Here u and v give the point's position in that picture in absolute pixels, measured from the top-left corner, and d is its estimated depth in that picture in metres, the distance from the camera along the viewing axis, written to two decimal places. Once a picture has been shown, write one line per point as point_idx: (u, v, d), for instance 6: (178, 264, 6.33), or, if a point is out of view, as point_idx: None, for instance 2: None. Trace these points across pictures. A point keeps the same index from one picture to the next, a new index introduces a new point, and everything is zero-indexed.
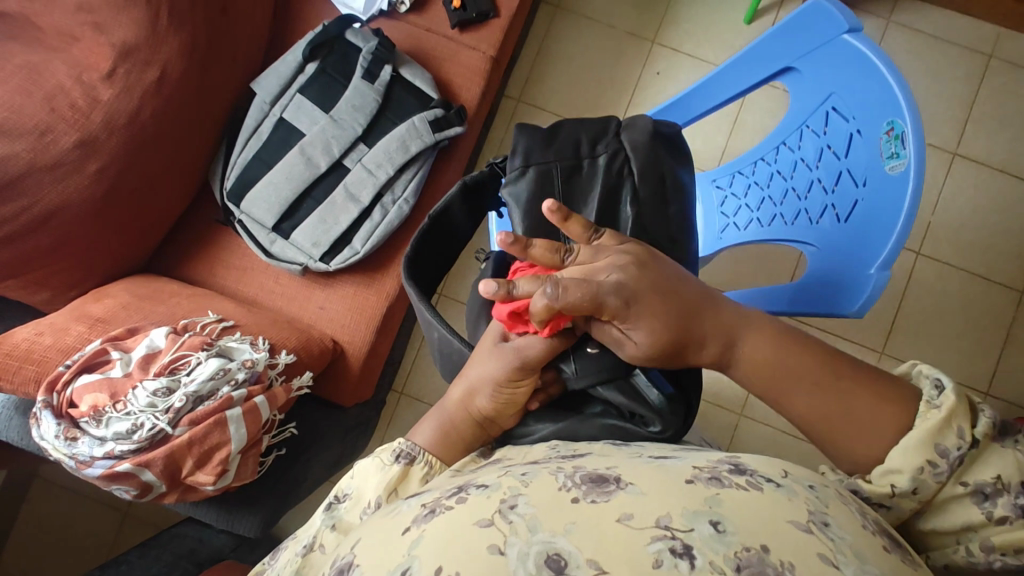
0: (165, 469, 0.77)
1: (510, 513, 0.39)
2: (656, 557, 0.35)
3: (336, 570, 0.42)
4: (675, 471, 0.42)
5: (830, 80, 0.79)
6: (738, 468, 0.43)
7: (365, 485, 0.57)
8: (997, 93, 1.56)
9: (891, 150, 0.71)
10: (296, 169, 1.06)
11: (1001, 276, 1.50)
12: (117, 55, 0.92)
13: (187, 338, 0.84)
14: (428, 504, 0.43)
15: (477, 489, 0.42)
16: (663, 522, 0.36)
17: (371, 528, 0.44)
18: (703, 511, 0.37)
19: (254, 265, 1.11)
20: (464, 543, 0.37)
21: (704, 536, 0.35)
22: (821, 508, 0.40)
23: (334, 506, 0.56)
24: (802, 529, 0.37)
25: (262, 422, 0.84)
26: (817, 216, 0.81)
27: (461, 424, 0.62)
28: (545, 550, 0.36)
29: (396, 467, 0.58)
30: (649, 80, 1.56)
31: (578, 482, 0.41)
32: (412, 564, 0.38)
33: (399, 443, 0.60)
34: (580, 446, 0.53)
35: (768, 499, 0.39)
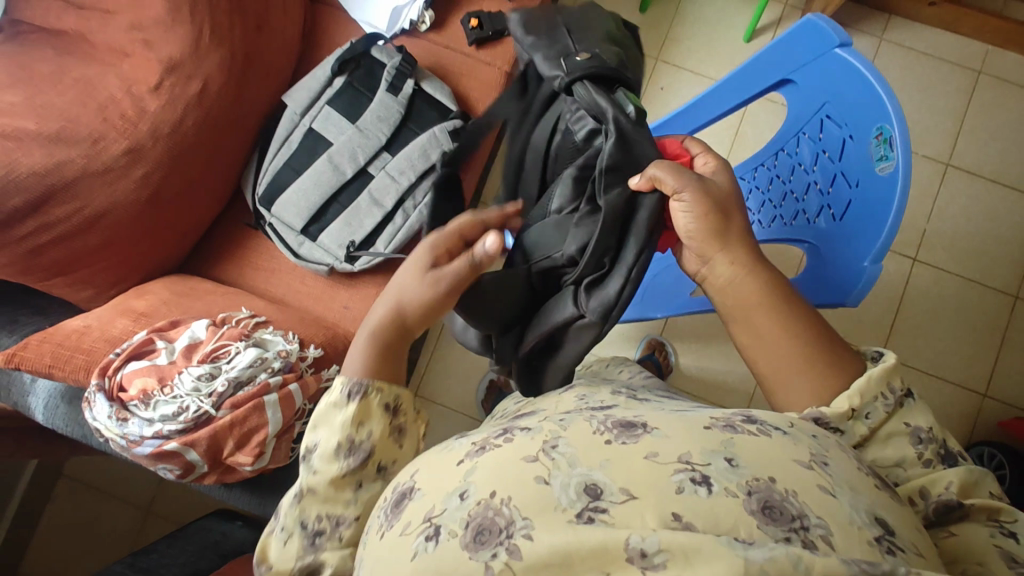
0: (208, 449, 0.82)
1: (552, 451, 0.45)
2: (679, 485, 0.40)
3: (398, 492, 0.51)
4: (694, 420, 0.47)
5: (825, 90, 0.84)
6: (751, 419, 0.48)
7: (330, 431, 0.59)
8: (986, 107, 1.63)
9: (880, 153, 0.76)
10: (324, 175, 1.13)
11: (995, 281, 1.56)
12: (164, 69, 0.99)
13: (226, 329, 0.91)
14: (477, 442, 0.50)
15: (522, 432, 0.49)
16: (685, 457, 0.42)
17: (427, 459, 0.52)
18: (719, 450, 0.43)
19: (282, 266, 1.18)
20: (514, 471, 0.44)
21: (720, 469, 0.41)
22: (821, 451, 0.46)
23: (308, 455, 0.59)
24: (804, 466, 0.43)
25: (296, 409, 0.89)
26: (814, 216, 0.87)
27: (389, 338, 0.66)
28: (583, 481, 0.42)
29: (352, 404, 0.59)
30: (653, 95, 1.64)
31: (609, 427, 0.47)
32: (468, 488, 0.45)
33: (344, 382, 0.60)
34: (606, 398, 0.60)
35: (778, 443, 0.44)
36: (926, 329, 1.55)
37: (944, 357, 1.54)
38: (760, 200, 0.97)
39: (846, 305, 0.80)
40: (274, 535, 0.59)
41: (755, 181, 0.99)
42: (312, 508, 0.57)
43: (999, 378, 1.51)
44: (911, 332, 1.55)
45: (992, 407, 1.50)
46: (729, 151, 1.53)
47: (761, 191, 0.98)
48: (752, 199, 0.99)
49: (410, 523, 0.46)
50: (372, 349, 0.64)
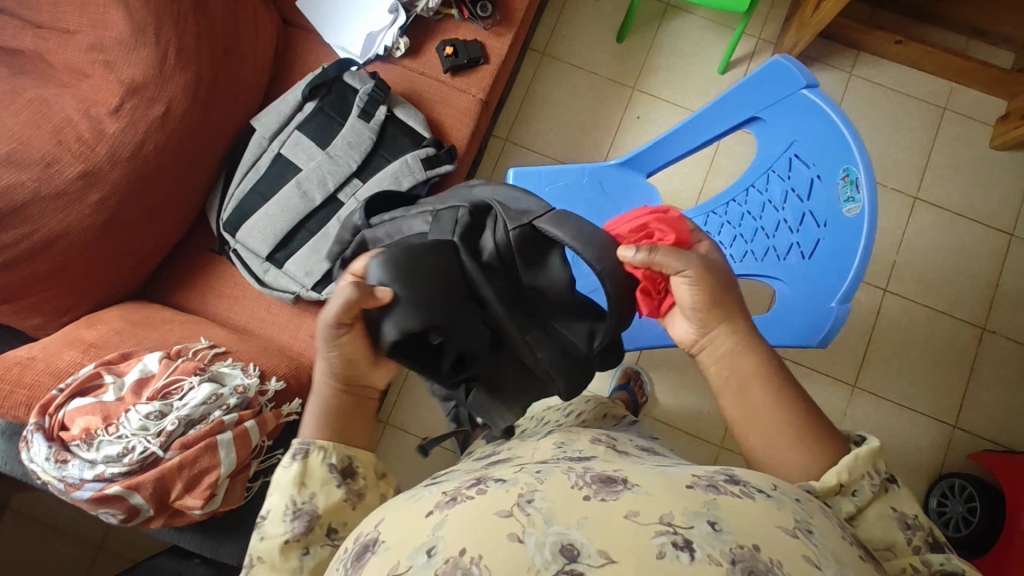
0: (154, 493, 0.77)
1: (528, 506, 0.45)
2: (660, 549, 0.41)
3: (361, 543, 0.49)
4: (676, 477, 0.48)
5: (793, 128, 0.85)
6: (733, 478, 0.49)
7: (276, 496, 0.59)
8: (951, 142, 1.68)
9: (847, 195, 0.77)
10: (292, 202, 1.10)
11: (962, 312, 1.58)
12: (125, 91, 0.96)
13: (180, 363, 0.86)
14: (447, 492, 0.50)
15: (496, 483, 0.49)
16: (666, 519, 0.42)
17: (394, 506, 0.52)
18: (702, 512, 0.43)
19: (247, 293, 1.14)
20: (486, 527, 0.43)
21: (703, 533, 0.41)
22: (805, 517, 0.46)
23: (260, 523, 0.60)
24: (789, 533, 0.43)
25: (251, 448, 0.85)
26: (784, 253, 0.86)
27: (340, 402, 0.67)
28: (559, 540, 0.42)
29: (294, 465, 0.60)
30: (629, 124, 1.65)
31: (589, 482, 0.47)
32: (437, 543, 0.44)
33: (290, 444, 0.62)
34: (585, 448, 0.61)
35: (762, 508, 0.45)
36: (896, 360, 1.57)
37: (913, 386, 1.55)
38: (731, 236, 0.94)
39: (814, 347, 0.79)
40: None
41: (727, 217, 0.96)
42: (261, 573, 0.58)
43: (969, 409, 1.53)
44: (882, 362, 1.57)
45: (962, 439, 1.51)
46: (703, 181, 1.55)
47: (731, 227, 0.95)
48: (722, 234, 0.96)
49: None
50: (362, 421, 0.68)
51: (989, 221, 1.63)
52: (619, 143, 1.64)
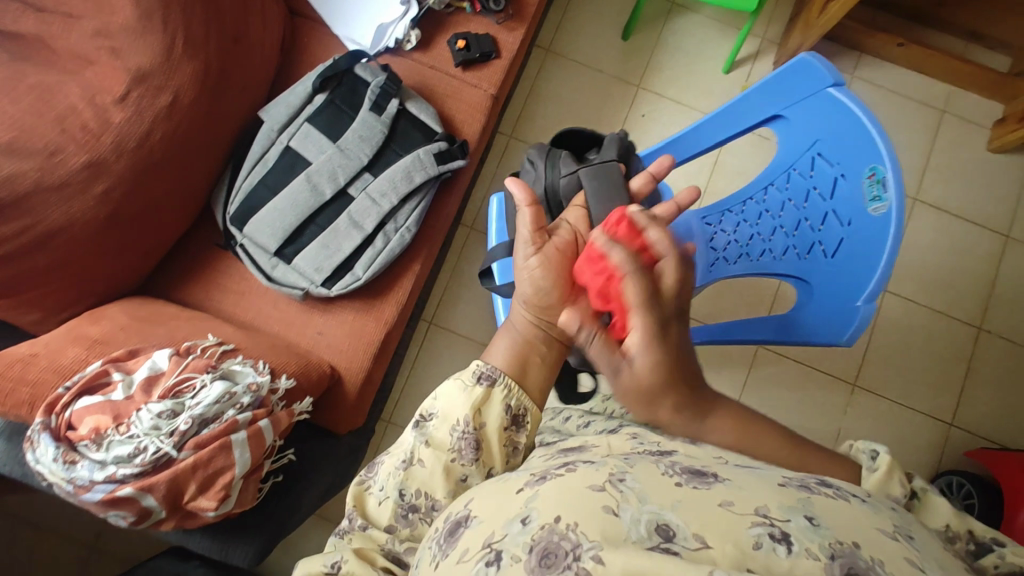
0: (166, 494, 0.74)
1: (620, 485, 0.47)
2: (757, 539, 0.42)
3: (452, 520, 0.52)
4: (768, 478, 0.49)
5: (818, 127, 0.84)
6: (826, 483, 0.50)
7: (452, 406, 0.62)
8: (949, 144, 1.70)
9: (873, 193, 0.78)
10: (301, 196, 1.08)
11: (960, 312, 1.61)
12: (131, 79, 0.93)
13: (191, 360, 0.84)
14: (536, 472, 0.53)
15: (586, 464, 0.52)
16: (762, 511, 0.44)
17: (482, 488, 0.54)
18: (797, 508, 0.44)
19: (252, 289, 1.12)
20: (582, 498, 0.46)
21: (800, 526, 0.42)
22: (904, 524, 0.46)
23: (422, 423, 0.63)
24: (888, 535, 0.44)
25: (265, 448, 0.83)
26: (805, 252, 0.87)
27: (529, 335, 0.70)
28: (654, 520, 0.44)
29: (478, 387, 0.62)
30: (634, 122, 1.65)
31: (679, 472, 0.50)
32: (530, 513, 0.47)
33: (477, 367, 0.65)
34: (661, 440, 0.60)
35: (858, 510, 0.46)
36: (895, 359, 1.59)
37: (910, 385, 1.57)
38: (748, 235, 0.94)
39: (840, 346, 0.80)
40: (369, 498, 0.61)
41: (743, 216, 0.95)
42: (417, 478, 0.59)
43: (965, 407, 1.55)
44: (882, 361, 1.58)
45: (959, 437, 1.54)
46: (708, 180, 1.55)
47: (747, 226, 0.94)
48: (737, 233, 0.95)
49: (468, 548, 0.47)
50: (516, 351, 0.68)
51: (985, 223, 1.65)
52: None
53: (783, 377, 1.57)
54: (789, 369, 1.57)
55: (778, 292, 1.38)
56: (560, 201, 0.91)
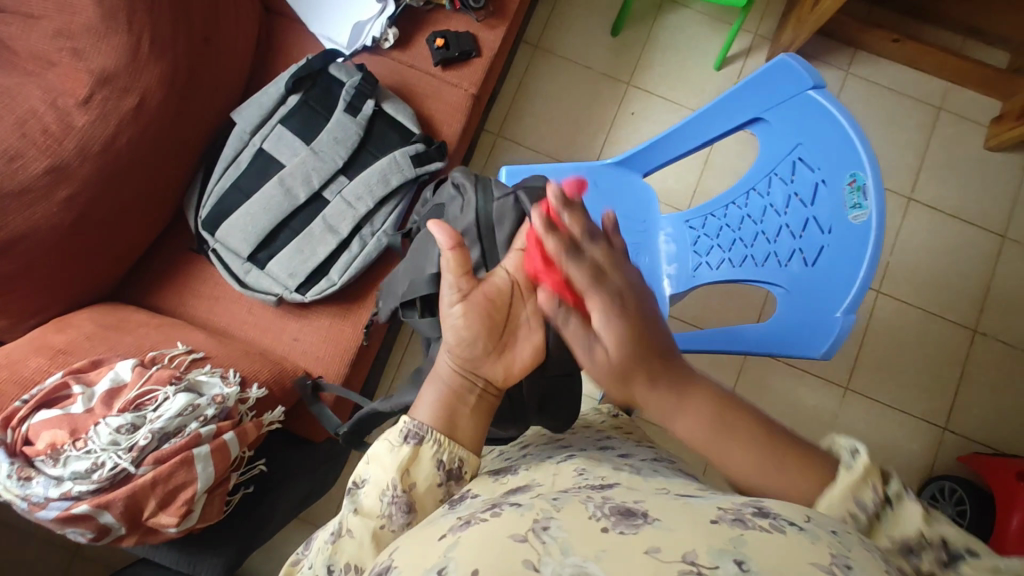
0: (125, 511, 0.73)
1: (542, 534, 0.44)
2: None
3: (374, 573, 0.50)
4: (702, 512, 0.45)
5: (797, 131, 0.82)
6: (763, 511, 0.45)
7: (379, 468, 0.61)
8: (945, 142, 1.67)
9: (853, 200, 0.75)
10: (274, 200, 1.05)
11: (954, 314, 1.58)
12: (95, 81, 0.91)
13: (154, 372, 0.82)
14: (462, 518, 0.51)
15: (511, 508, 0.49)
16: (689, 557, 0.39)
17: (408, 537, 0.52)
18: (727, 550, 0.40)
19: (226, 294, 1.10)
20: (499, 549, 0.43)
21: (726, 572, 0.38)
22: (844, 551, 0.41)
23: (355, 490, 0.62)
24: (825, 571, 0.39)
25: (230, 460, 0.81)
26: (786, 259, 0.84)
27: (459, 386, 0.66)
28: (575, 573, 0.40)
29: (405, 448, 0.61)
30: (623, 120, 1.61)
31: (608, 513, 0.46)
32: (446, 566, 0.44)
33: (406, 424, 0.63)
34: (607, 474, 0.59)
35: (794, 541, 0.41)
36: (888, 361, 1.56)
37: (903, 387, 1.55)
38: (730, 239, 0.93)
39: (817, 358, 0.77)
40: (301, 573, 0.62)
41: (726, 220, 0.93)
42: (348, 550, 0.59)
43: (959, 410, 1.53)
44: (875, 363, 1.56)
45: (952, 441, 1.51)
46: (698, 180, 1.53)
47: (730, 230, 0.92)
48: (721, 237, 0.94)
49: None
50: (442, 403, 0.65)
51: (981, 223, 1.62)
52: (613, 139, 1.61)
53: (774, 380, 1.54)
54: (780, 372, 1.55)
55: (767, 298, 1.35)
56: (493, 227, 0.88)
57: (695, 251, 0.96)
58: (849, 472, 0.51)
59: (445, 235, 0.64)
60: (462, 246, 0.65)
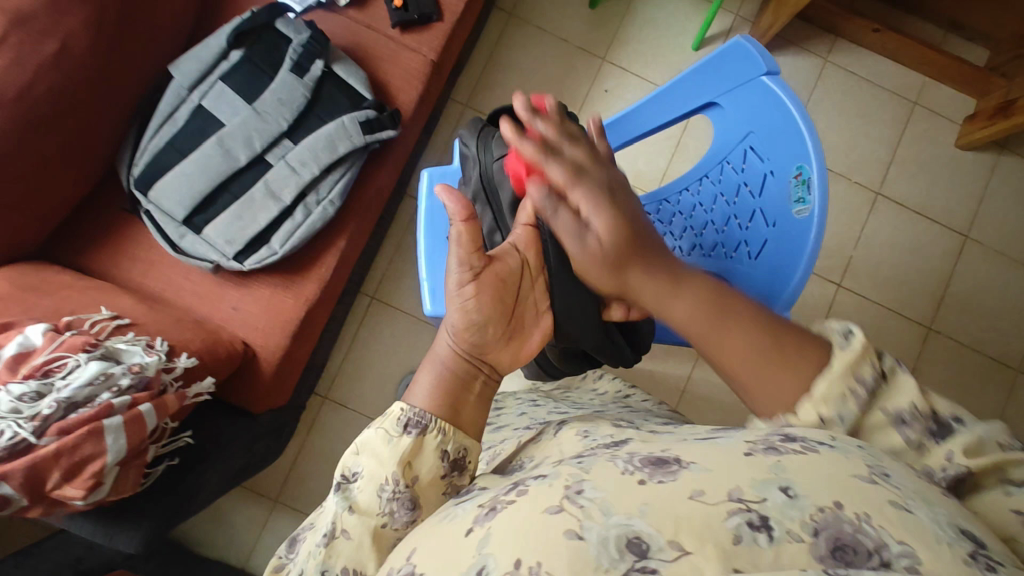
0: (25, 482, 0.69)
1: (579, 498, 0.43)
2: (735, 532, 0.37)
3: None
4: (730, 447, 0.45)
5: (748, 117, 0.78)
6: (789, 437, 0.45)
7: (377, 460, 0.59)
8: (917, 138, 1.65)
9: (798, 194, 0.71)
10: (212, 161, 1.00)
11: (911, 311, 1.59)
12: (9, 21, 0.86)
13: (67, 338, 0.78)
14: (484, 505, 0.49)
15: (536, 482, 0.48)
16: (735, 494, 0.39)
17: (426, 532, 0.51)
18: (772, 480, 0.40)
19: (161, 259, 1.05)
20: (539, 531, 0.42)
21: (778, 504, 0.38)
22: (878, 462, 0.43)
23: (348, 486, 0.59)
24: (867, 481, 0.40)
25: (147, 432, 0.78)
26: (732, 250, 0.82)
27: (457, 369, 0.66)
28: (624, 534, 0.40)
29: (405, 438, 0.59)
30: (596, 97, 1.57)
31: (639, 466, 0.45)
32: (486, 559, 0.43)
33: (402, 413, 0.60)
34: (613, 432, 0.59)
35: (832, 461, 0.41)
36: None
37: None
38: (683, 227, 0.92)
39: None
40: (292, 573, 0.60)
41: (680, 207, 0.93)
42: (343, 549, 0.57)
43: None
44: None
45: None
46: (668, 163, 1.50)
47: (683, 217, 0.92)
48: (673, 225, 0.93)
49: None
50: (438, 387, 0.64)
51: (945, 222, 1.62)
52: (584, 116, 1.56)
53: None
54: None
55: None
56: (498, 187, 0.80)
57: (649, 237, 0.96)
58: (845, 353, 0.52)
59: (457, 206, 0.64)
60: (474, 220, 0.65)
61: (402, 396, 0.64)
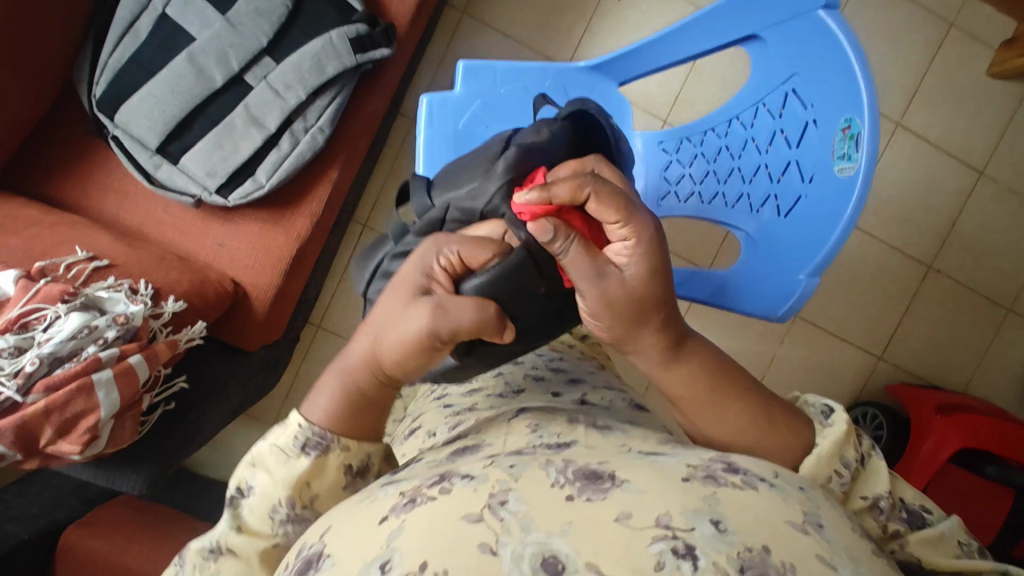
0: (17, 439, 0.68)
1: (500, 510, 0.37)
2: (658, 559, 0.33)
3: (304, 558, 0.41)
4: (668, 468, 0.40)
5: (794, 58, 0.71)
6: (733, 467, 0.41)
7: (270, 481, 0.50)
8: (948, 64, 1.54)
9: (843, 150, 0.67)
10: (184, 82, 0.89)
11: (914, 250, 1.56)
12: None
13: (42, 287, 0.73)
14: (407, 493, 0.42)
15: (463, 481, 0.40)
16: (663, 521, 0.35)
17: (346, 511, 0.43)
18: (703, 510, 0.36)
19: (136, 190, 0.96)
20: (453, 539, 0.36)
21: (706, 536, 0.34)
22: (814, 509, 0.39)
23: (237, 498, 0.51)
24: (799, 530, 0.37)
25: (140, 384, 0.75)
26: (758, 205, 0.77)
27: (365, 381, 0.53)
28: (540, 552, 0.34)
29: (302, 460, 0.50)
30: (609, 6, 1.39)
31: (571, 478, 0.39)
32: (392, 556, 0.36)
33: (302, 430, 0.51)
34: (563, 431, 0.54)
35: (766, 500, 0.38)
36: (840, 293, 1.57)
37: (850, 318, 1.57)
38: (703, 171, 0.83)
39: (775, 320, 0.73)
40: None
41: (701, 148, 0.83)
42: (228, 570, 0.51)
43: (897, 343, 1.58)
44: (827, 294, 1.57)
45: (884, 370, 1.58)
46: (682, 86, 1.39)
47: (704, 160, 0.83)
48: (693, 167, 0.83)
49: None
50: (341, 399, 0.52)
51: (962, 157, 1.56)
52: (596, 28, 1.40)
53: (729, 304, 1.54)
54: None
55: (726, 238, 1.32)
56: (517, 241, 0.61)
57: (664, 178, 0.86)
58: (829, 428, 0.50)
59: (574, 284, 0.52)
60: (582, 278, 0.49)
61: (301, 404, 0.53)
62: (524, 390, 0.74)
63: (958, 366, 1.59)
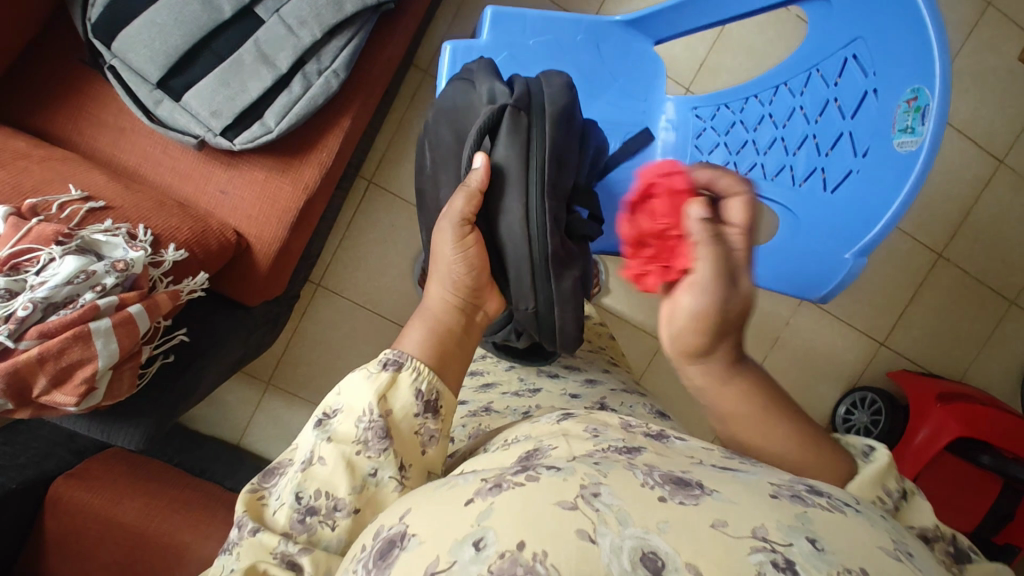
0: (8, 388, 0.63)
1: (595, 501, 0.35)
2: (758, 570, 0.31)
3: (383, 539, 0.39)
4: (754, 484, 0.38)
5: (859, 19, 0.66)
6: (815, 490, 0.39)
7: (355, 397, 0.51)
8: (981, 47, 1.49)
9: (906, 123, 0.63)
10: (190, 10, 0.82)
11: (928, 237, 1.54)
12: None
13: (34, 227, 0.68)
14: (489, 480, 0.40)
15: (549, 470, 0.39)
16: (760, 532, 0.33)
17: (424, 495, 0.41)
18: (797, 526, 0.34)
19: (134, 127, 0.90)
20: (545, 519, 0.34)
21: (806, 552, 0.32)
22: (901, 538, 0.37)
23: (326, 421, 0.52)
24: (892, 556, 0.34)
25: (139, 335, 0.71)
26: (801, 177, 0.74)
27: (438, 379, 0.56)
28: (638, 546, 0.33)
29: (383, 374, 0.52)
30: None
31: (661, 481, 0.37)
32: (485, 533, 0.34)
33: (385, 353, 0.54)
34: (625, 434, 0.49)
35: (855, 524, 0.36)
36: None
37: (856, 302, 1.55)
38: (741, 140, 0.79)
39: (814, 300, 0.71)
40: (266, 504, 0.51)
41: (742, 115, 0.79)
42: (317, 476, 0.49)
43: (899, 330, 1.57)
44: None
45: (885, 356, 1.58)
46: (709, 52, 1.32)
47: (744, 128, 0.79)
48: (730, 135, 0.80)
49: None
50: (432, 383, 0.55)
51: (985, 144, 1.52)
52: None
53: None
54: None
55: None
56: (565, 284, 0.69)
57: (696, 147, 0.83)
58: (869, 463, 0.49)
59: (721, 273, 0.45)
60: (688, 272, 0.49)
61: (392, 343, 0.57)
62: (541, 386, 0.74)
63: (956, 356, 1.60)
